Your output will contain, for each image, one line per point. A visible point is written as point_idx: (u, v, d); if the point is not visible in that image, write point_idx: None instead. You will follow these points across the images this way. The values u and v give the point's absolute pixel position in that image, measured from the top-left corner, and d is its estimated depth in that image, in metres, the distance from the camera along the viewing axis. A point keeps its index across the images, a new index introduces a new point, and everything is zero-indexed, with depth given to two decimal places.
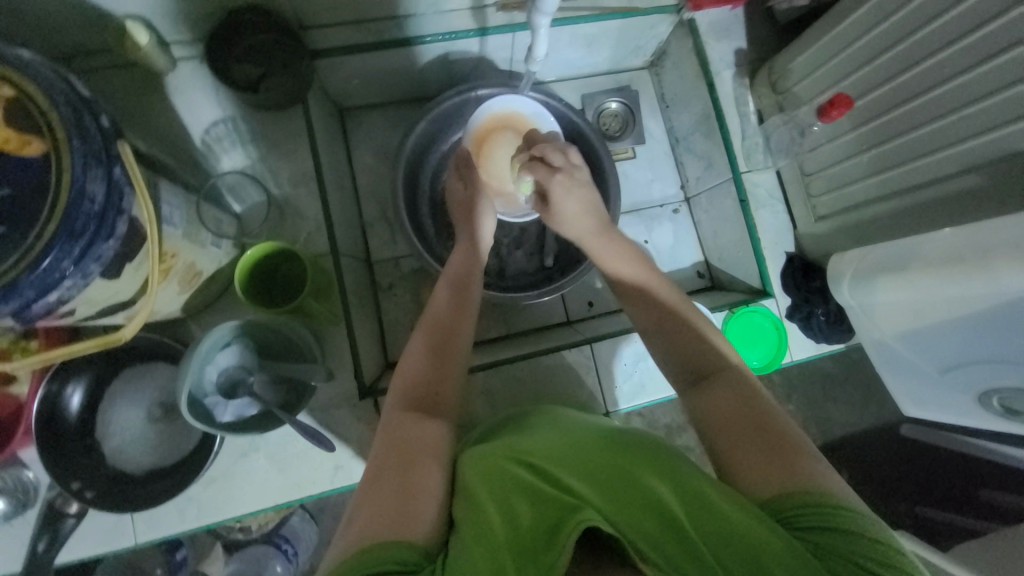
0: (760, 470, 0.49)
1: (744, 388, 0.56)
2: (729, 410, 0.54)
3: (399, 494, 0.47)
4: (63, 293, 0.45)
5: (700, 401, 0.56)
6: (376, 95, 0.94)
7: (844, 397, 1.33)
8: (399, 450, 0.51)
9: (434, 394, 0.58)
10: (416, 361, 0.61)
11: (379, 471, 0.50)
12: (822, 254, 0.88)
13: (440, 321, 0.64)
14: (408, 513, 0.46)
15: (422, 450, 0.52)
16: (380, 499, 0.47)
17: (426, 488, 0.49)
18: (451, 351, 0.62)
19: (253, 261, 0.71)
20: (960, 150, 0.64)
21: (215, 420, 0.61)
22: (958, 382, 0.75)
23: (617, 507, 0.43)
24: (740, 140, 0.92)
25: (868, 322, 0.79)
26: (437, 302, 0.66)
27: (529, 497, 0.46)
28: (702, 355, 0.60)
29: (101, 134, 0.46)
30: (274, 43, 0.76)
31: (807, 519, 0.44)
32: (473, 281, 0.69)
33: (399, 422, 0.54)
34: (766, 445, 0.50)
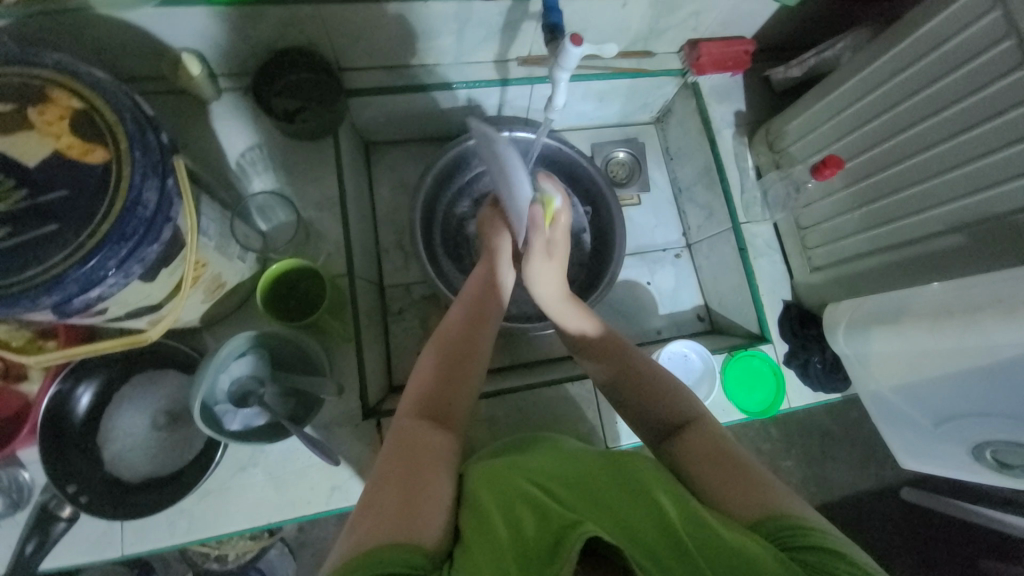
0: (741, 499, 0.50)
1: (714, 438, 0.57)
2: (709, 451, 0.56)
3: (405, 499, 0.48)
4: (104, 290, 0.48)
5: (673, 448, 0.58)
6: (400, 133, 1.01)
7: (842, 455, 1.32)
8: (405, 456, 0.52)
9: (444, 408, 0.60)
10: (428, 372, 0.63)
11: (387, 475, 0.51)
12: (819, 303, 0.91)
13: (449, 337, 0.65)
14: (415, 516, 0.47)
15: (430, 459, 0.53)
16: (386, 502, 0.48)
17: (436, 495, 0.50)
18: (462, 367, 0.63)
19: (273, 277, 0.74)
20: (945, 211, 0.69)
21: (224, 428, 0.62)
22: (951, 434, 0.76)
23: (617, 523, 0.44)
24: (740, 193, 0.98)
25: (863, 371, 0.82)
26: (452, 318, 0.68)
27: (532, 509, 0.46)
28: (673, 404, 0.62)
29: (160, 147, 0.50)
30: (312, 82, 0.84)
31: (800, 541, 0.45)
32: (491, 312, 0.69)
33: (409, 430, 0.56)
34: (737, 476, 0.52)
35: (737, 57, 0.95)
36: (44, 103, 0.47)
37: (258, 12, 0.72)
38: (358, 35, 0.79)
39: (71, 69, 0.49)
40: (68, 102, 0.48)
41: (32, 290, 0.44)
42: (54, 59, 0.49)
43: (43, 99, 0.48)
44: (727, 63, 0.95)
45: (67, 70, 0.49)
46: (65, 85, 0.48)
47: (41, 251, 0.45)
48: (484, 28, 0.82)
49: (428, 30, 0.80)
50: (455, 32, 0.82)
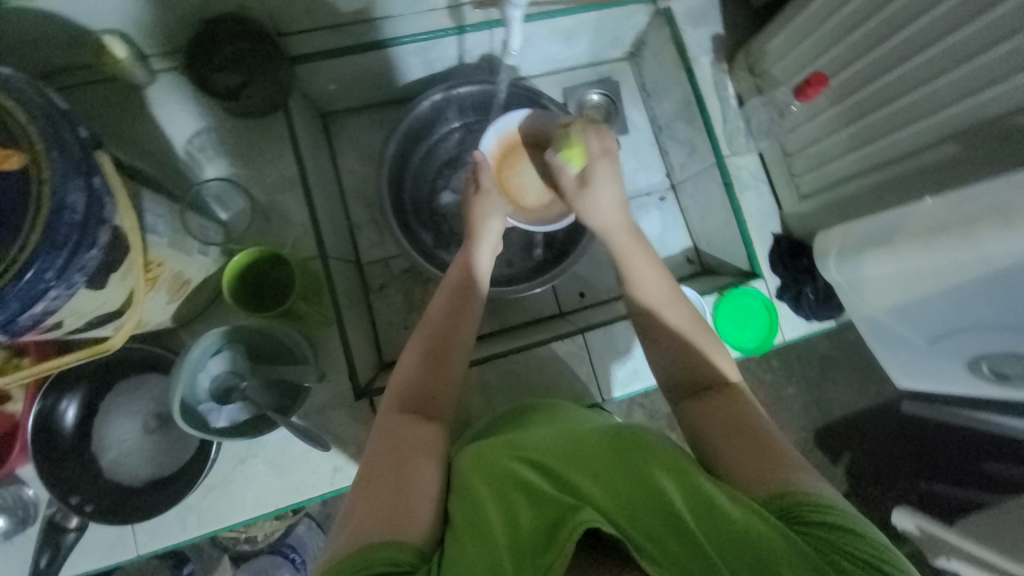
0: (755, 475, 0.50)
1: (735, 407, 0.57)
2: (722, 424, 0.56)
3: (395, 486, 0.49)
4: (48, 305, 0.45)
5: (692, 411, 0.59)
6: (358, 98, 0.95)
7: (842, 377, 1.32)
8: (394, 446, 0.54)
9: (432, 396, 0.61)
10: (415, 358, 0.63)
11: (374, 469, 0.52)
12: (808, 233, 0.88)
13: (430, 326, 0.65)
14: (404, 512, 0.47)
15: (416, 450, 0.54)
16: (373, 497, 0.48)
17: (421, 485, 0.51)
18: (447, 355, 0.64)
19: (240, 267, 0.71)
20: (938, 121, 0.65)
21: (209, 427, 0.62)
22: (947, 350, 0.76)
23: (618, 508, 0.43)
24: (722, 124, 0.93)
25: (857, 297, 0.80)
26: (439, 309, 0.67)
27: (529, 499, 0.46)
28: (703, 366, 0.62)
29: (81, 144, 0.46)
30: (252, 52, 0.77)
31: (812, 517, 0.45)
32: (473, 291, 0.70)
33: (394, 424, 0.56)
34: (756, 451, 0.52)
35: None
36: None
37: None
38: None
39: None
40: None
41: None
42: None
43: None
44: None
45: None
46: None
47: None
48: None
49: None
50: None
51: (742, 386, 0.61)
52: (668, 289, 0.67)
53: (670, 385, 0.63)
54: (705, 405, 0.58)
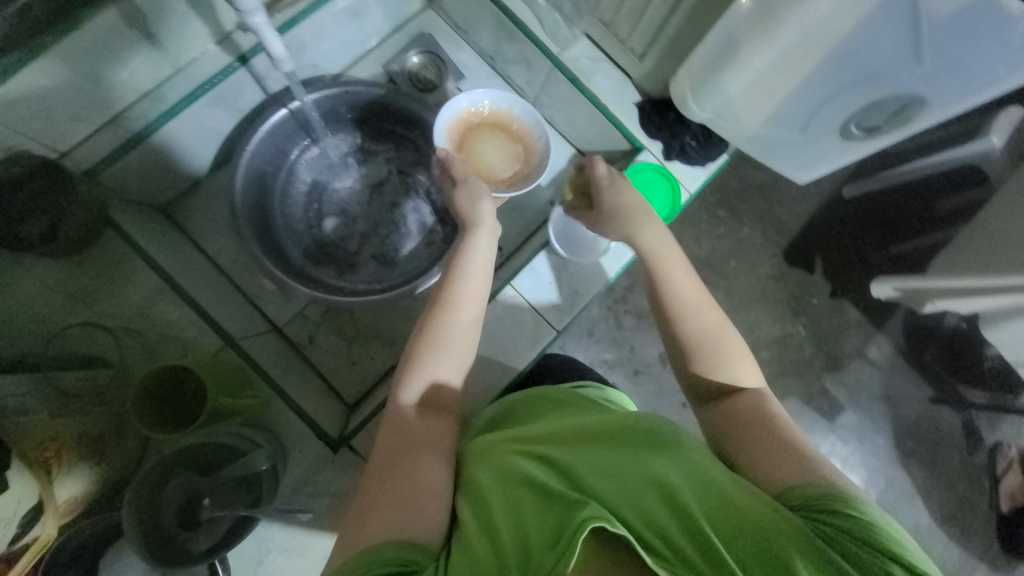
0: (775, 470, 0.52)
1: (754, 403, 0.59)
2: (739, 417, 0.58)
3: (405, 494, 0.52)
4: None
5: (713, 412, 0.61)
6: (185, 175, 0.89)
7: (786, 193, 1.29)
8: (404, 457, 0.56)
9: (437, 393, 0.63)
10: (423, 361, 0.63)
11: (382, 473, 0.55)
12: (665, 87, 0.88)
13: (435, 332, 0.65)
14: (413, 515, 0.50)
15: (422, 450, 0.57)
16: (384, 505, 0.51)
17: (428, 483, 0.54)
18: (453, 363, 0.64)
19: (144, 391, 0.70)
20: None
21: (190, 554, 0.62)
22: (818, 131, 0.78)
23: (630, 509, 0.46)
24: (539, 26, 0.90)
25: (728, 122, 0.82)
26: (453, 318, 0.66)
27: (538, 497, 0.48)
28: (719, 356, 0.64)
29: None
30: (47, 189, 0.74)
31: (827, 507, 0.47)
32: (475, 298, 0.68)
33: (405, 424, 0.59)
34: (778, 442, 0.54)
35: None
36: None
37: None
38: None
39: None
40: None
41: None
42: None
43: None
44: None
45: None
46: None
47: None
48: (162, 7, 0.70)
49: (104, 46, 0.68)
50: None
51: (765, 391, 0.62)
52: (696, 291, 0.68)
53: (688, 386, 0.65)
54: (728, 405, 0.60)
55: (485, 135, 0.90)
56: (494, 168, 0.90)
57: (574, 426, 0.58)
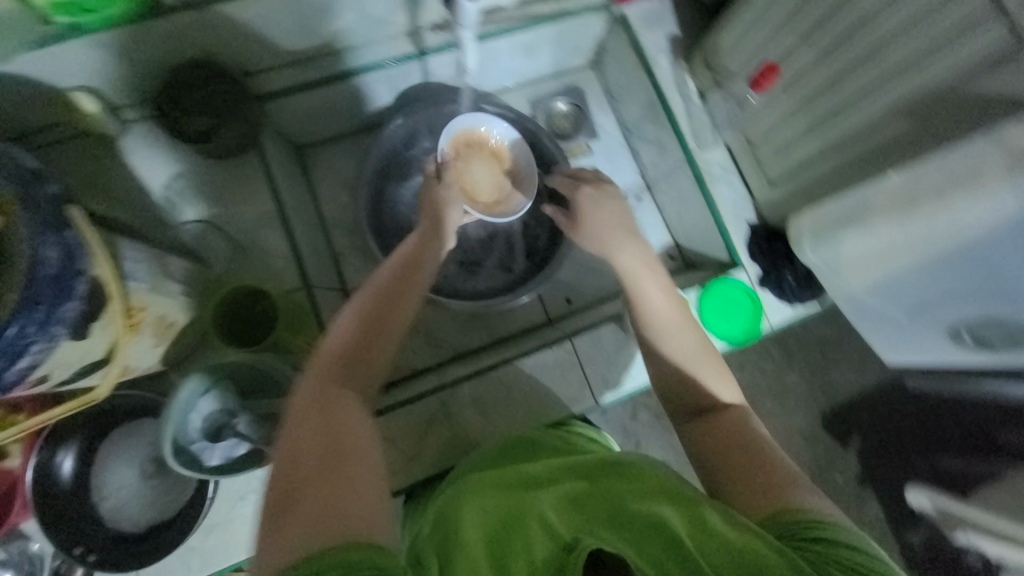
0: (754, 499, 0.51)
1: (736, 425, 0.59)
2: (723, 439, 0.58)
3: (336, 487, 0.45)
4: (33, 360, 0.46)
5: (698, 435, 0.60)
6: (330, 129, 0.96)
7: (843, 356, 1.24)
8: (329, 443, 0.48)
9: (365, 376, 0.57)
10: (350, 336, 0.58)
11: (304, 462, 0.47)
12: (783, 219, 0.90)
13: (378, 308, 0.60)
14: (345, 512, 0.43)
15: (349, 436, 0.49)
16: (316, 499, 0.44)
17: (360, 469, 0.47)
18: (382, 333, 0.59)
19: (224, 302, 0.72)
20: (888, 99, 0.66)
21: (204, 465, 0.62)
22: (926, 322, 0.78)
23: (616, 532, 0.43)
24: (687, 121, 0.94)
25: (834, 277, 0.81)
26: (399, 301, 0.62)
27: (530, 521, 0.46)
28: (690, 390, 0.63)
29: (53, 200, 0.47)
30: (224, 95, 0.78)
31: (811, 532, 0.46)
32: (422, 266, 0.66)
33: (319, 395, 0.53)
34: (754, 471, 0.54)
35: None
36: None
37: (142, 22, 0.67)
38: (252, 32, 0.74)
39: None
40: None
41: None
42: None
43: None
44: None
45: None
46: None
47: None
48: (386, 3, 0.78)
49: (324, 10, 0.75)
50: (354, 10, 0.78)
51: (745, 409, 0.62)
52: (679, 312, 0.67)
53: (668, 400, 0.65)
54: (710, 423, 0.60)
55: (474, 157, 0.86)
56: (485, 192, 0.86)
57: (551, 464, 0.56)
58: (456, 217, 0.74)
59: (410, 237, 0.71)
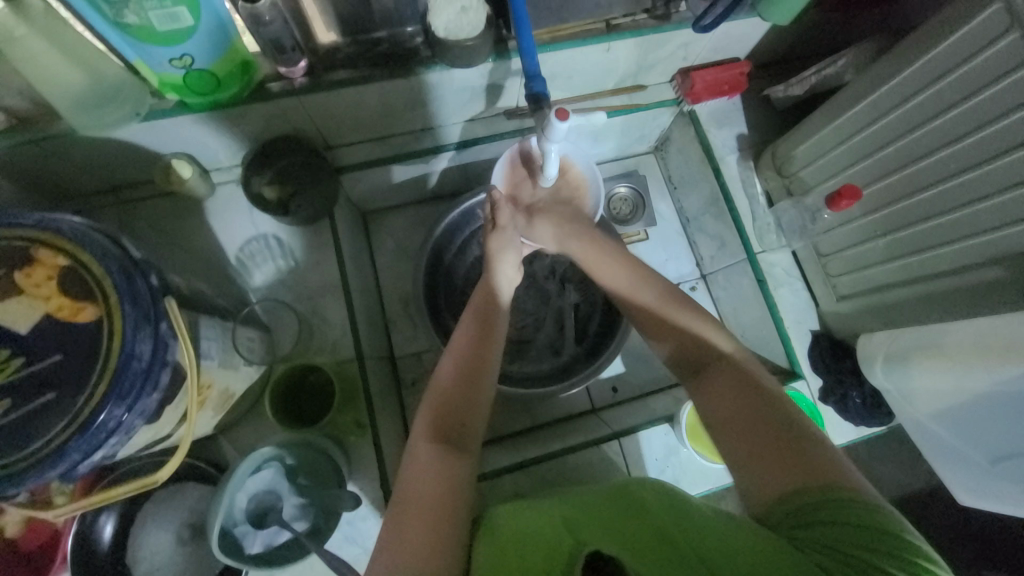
0: (769, 478, 0.51)
1: (739, 374, 0.60)
2: (725, 397, 0.59)
3: (429, 535, 0.49)
4: (107, 450, 0.46)
5: (700, 396, 0.62)
6: (395, 198, 1.00)
7: (892, 464, 1.16)
8: (425, 492, 0.53)
9: (461, 425, 0.61)
10: (449, 381, 0.64)
11: (404, 503, 0.52)
12: (850, 334, 0.86)
13: (471, 359, 0.65)
14: (431, 551, 0.48)
15: (445, 489, 0.54)
16: (409, 532, 0.49)
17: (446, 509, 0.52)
18: (474, 389, 0.63)
19: (281, 375, 0.74)
20: (980, 243, 0.64)
21: (244, 552, 0.60)
22: (1010, 475, 0.69)
23: (613, 537, 0.45)
24: (751, 222, 0.93)
25: (906, 405, 0.77)
26: (485, 349, 0.67)
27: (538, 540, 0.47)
28: (693, 345, 0.65)
29: (151, 293, 0.48)
30: (304, 164, 0.81)
31: (827, 516, 0.46)
32: (494, 315, 0.71)
33: (423, 453, 0.57)
34: (771, 445, 0.53)
35: (732, 80, 0.90)
36: (29, 263, 0.47)
37: (243, 103, 0.70)
38: (341, 115, 0.78)
39: (53, 225, 0.48)
40: (54, 260, 0.47)
41: (37, 467, 0.43)
42: (34, 217, 0.48)
43: (28, 259, 0.47)
44: (722, 87, 0.90)
45: (50, 227, 0.48)
46: (47, 242, 0.47)
47: (41, 423, 0.44)
48: (468, 92, 0.81)
49: (411, 97, 0.79)
50: (438, 100, 0.81)
51: (745, 360, 0.63)
52: (667, 297, 0.70)
53: (677, 364, 0.67)
54: (705, 380, 0.62)
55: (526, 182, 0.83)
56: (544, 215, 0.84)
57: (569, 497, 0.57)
58: (509, 268, 0.76)
59: (481, 285, 0.76)
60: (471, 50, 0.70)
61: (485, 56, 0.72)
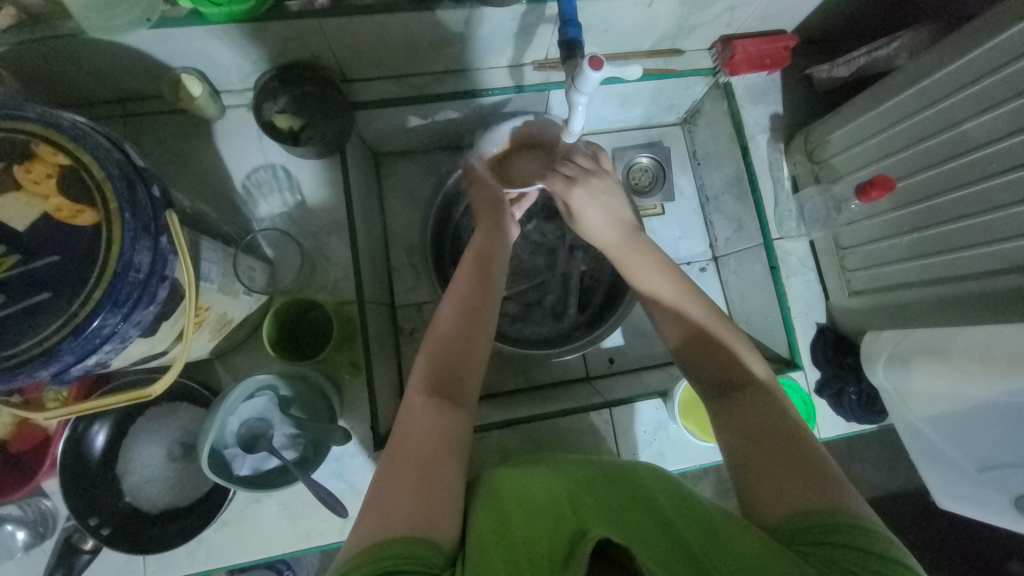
0: (776, 497, 0.51)
1: (766, 402, 0.58)
2: (749, 423, 0.57)
3: (421, 489, 0.48)
4: (102, 355, 0.46)
5: (719, 412, 0.60)
6: (409, 143, 0.97)
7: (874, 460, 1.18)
8: (422, 442, 0.52)
9: (455, 378, 0.59)
10: (447, 332, 0.62)
11: (399, 457, 0.51)
12: (856, 330, 0.85)
13: (471, 307, 0.64)
14: (426, 510, 0.47)
15: (440, 442, 0.53)
16: (401, 487, 0.48)
17: (445, 475, 0.51)
18: (470, 343, 0.62)
19: (282, 311, 0.73)
20: (1007, 248, 0.61)
21: (232, 473, 0.61)
22: (996, 484, 0.69)
23: (619, 526, 0.45)
24: (773, 206, 0.90)
25: (900, 403, 0.76)
26: (485, 310, 0.65)
27: (541, 519, 0.47)
28: (722, 362, 0.63)
29: (152, 204, 0.47)
30: (318, 95, 0.79)
31: (832, 536, 0.46)
32: (497, 271, 0.69)
33: (421, 406, 0.56)
34: (787, 470, 0.51)
35: (775, 54, 0.85)
36: (29, 159, 0.45)
37: (259, 20, 0.66)
38: (362, 45, 0.74)
39: (54, 121, 0.46)
40: (54, 158, 0.45)
41: (27, 365, 0.43)
42: (35, 111, 0.46)
43: (28, 155, 0.45)
44: (764, 60, 0.85)
45: (50, 123, 0.46)
46: (48, 138, 0.45)
47: (34, 321, 0.44)
48: (499, 35, 0.77)
49: (436, 35, 0.75)
50: (466, 41, 0.77)
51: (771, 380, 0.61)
52: (706, 309, 0.66)
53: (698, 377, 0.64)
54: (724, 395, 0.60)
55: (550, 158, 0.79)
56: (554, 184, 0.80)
57: (569, 471, 0.57)
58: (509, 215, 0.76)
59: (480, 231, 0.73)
60: None
61: None
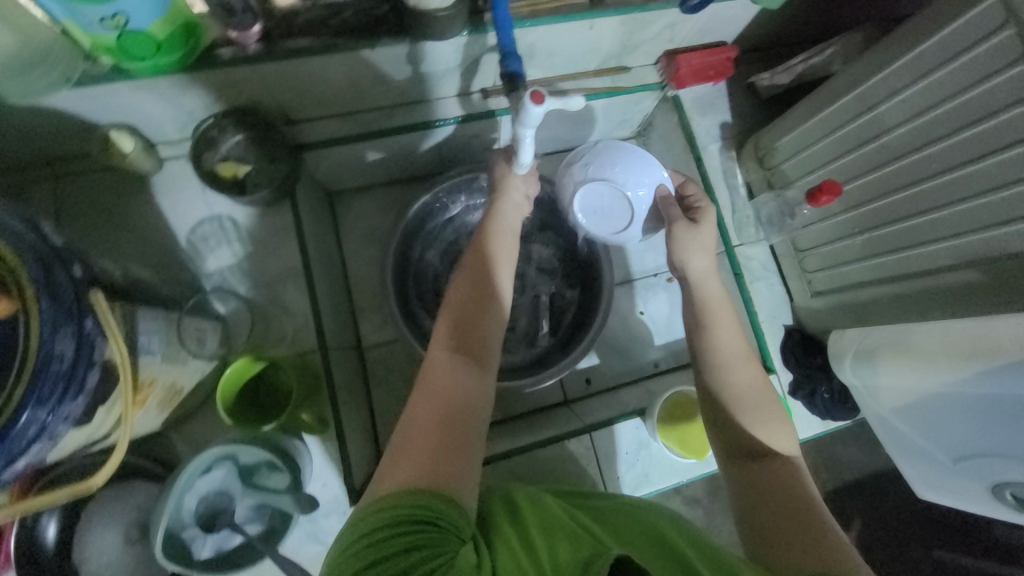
0: (788, 546, 0.51)
1: (789, 468, 0.60)
2: (774, 483, 0.59)
3: (437, 446, 0.49)
4: (31, 457, 0.42)
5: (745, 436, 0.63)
6: (363, 179, 0.95)
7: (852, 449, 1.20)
8: (441, 406, 0.53)
9: (475, 339, 0.59)
10: (462, 296, 0.62)
11: (421, 416, 0.52)
12: (822, 330, 0.87)
13: (484, 272, 0.64)
14: (443, 464, 0.48)
15: (461, 403, 0.54)
16: (421, 448, 0.49)
17: (466, 437, 0.52)
18: (486, 305, 0.62)
19: (237, 374, 0.68)
20: (956, 245, 0.63)
21: (193, 557, 0.58)
22: (970, 472, 0.71)
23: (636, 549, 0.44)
24: (730, 214, 0.92)
25: (870, 400, 0.77)
26: (495, 274, 0.64)
27: (565, 541, 0.45)
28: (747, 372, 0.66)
29: (74, 284, 0.44)
30: (263, 140, 0.75)
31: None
32: (505, 237, 0.69)
33: (441, 362, 0.57)
34: (797, 532, 0.53)
35: (719, 66, 0.86)
36: None
37: (190, 71, 0.63)
38: (303, 87, 0.72)
39: None
40: None
41: None
42: None
43: None
44: (709, 72, 0.86)
45: None
46: None
47: None
48: (444, 67, 0.76)
49: (380, 73, 0.73)
50: (412, 76, 0.76)
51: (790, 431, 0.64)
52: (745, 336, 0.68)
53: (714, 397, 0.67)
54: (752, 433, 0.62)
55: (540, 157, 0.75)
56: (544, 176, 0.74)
57: (594, 508, 0.55)
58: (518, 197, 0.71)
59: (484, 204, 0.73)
60: (445, 22, 0.64)
61: (459, 29, 0.66)
